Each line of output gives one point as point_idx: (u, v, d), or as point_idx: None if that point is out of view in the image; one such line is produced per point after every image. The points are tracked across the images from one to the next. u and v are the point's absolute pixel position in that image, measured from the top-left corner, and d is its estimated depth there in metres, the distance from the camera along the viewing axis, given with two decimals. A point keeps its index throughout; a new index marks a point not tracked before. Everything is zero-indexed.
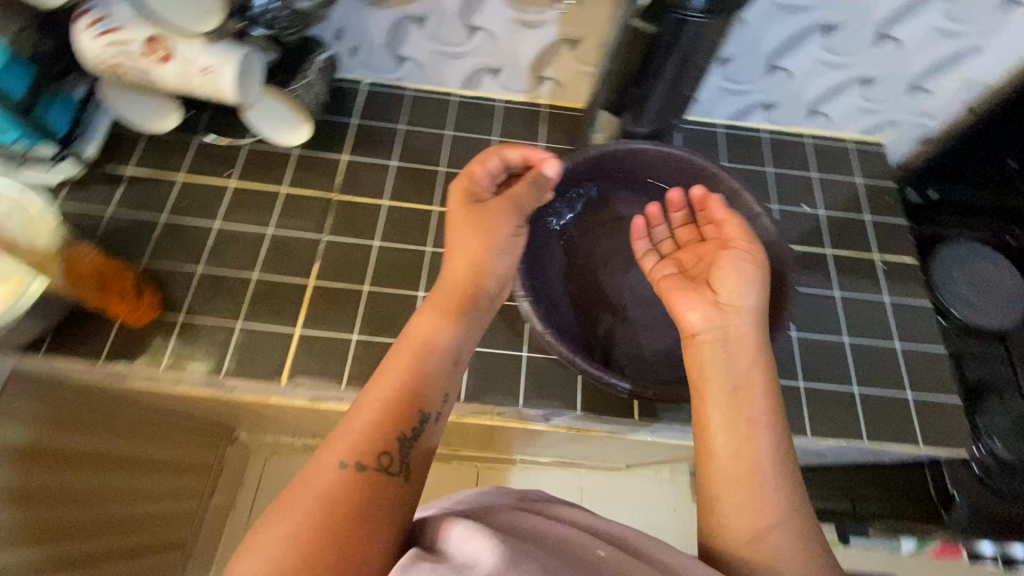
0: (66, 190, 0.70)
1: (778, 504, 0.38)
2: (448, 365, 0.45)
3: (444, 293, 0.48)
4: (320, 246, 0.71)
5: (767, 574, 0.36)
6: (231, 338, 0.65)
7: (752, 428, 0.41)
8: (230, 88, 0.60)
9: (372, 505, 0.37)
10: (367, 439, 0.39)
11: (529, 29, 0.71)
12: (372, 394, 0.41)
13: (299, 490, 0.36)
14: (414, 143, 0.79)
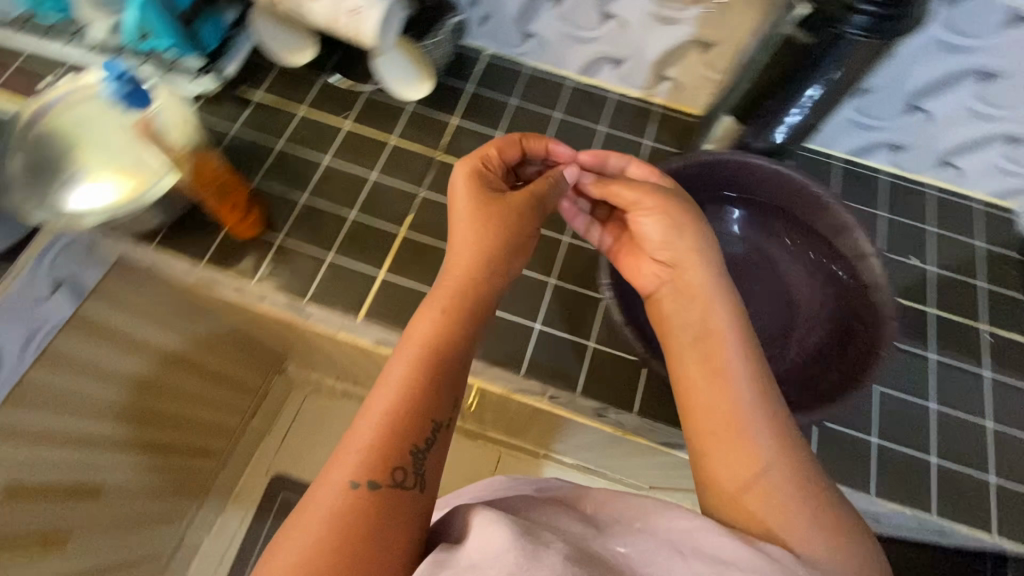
0: (201, 102, 0.75)
1: (767, 447, 0.43)
2: (456, 372, 0.46)
3: (455, 283, 0.50)
4: (416, 200, 0.73)
5: (756, 517, 0.41)
6: (319, 268, 0.68)
7: (723, 376, 0.46)
8: (372, 31, 0.61)
9: (381, 519, 0.39)
10: (375, 456, 0.41)
11: (663, 25, 0.70)
12: (374, 404, 0.43)
13: (308, 513, 0.39)
14: (522, 119, 0.80)
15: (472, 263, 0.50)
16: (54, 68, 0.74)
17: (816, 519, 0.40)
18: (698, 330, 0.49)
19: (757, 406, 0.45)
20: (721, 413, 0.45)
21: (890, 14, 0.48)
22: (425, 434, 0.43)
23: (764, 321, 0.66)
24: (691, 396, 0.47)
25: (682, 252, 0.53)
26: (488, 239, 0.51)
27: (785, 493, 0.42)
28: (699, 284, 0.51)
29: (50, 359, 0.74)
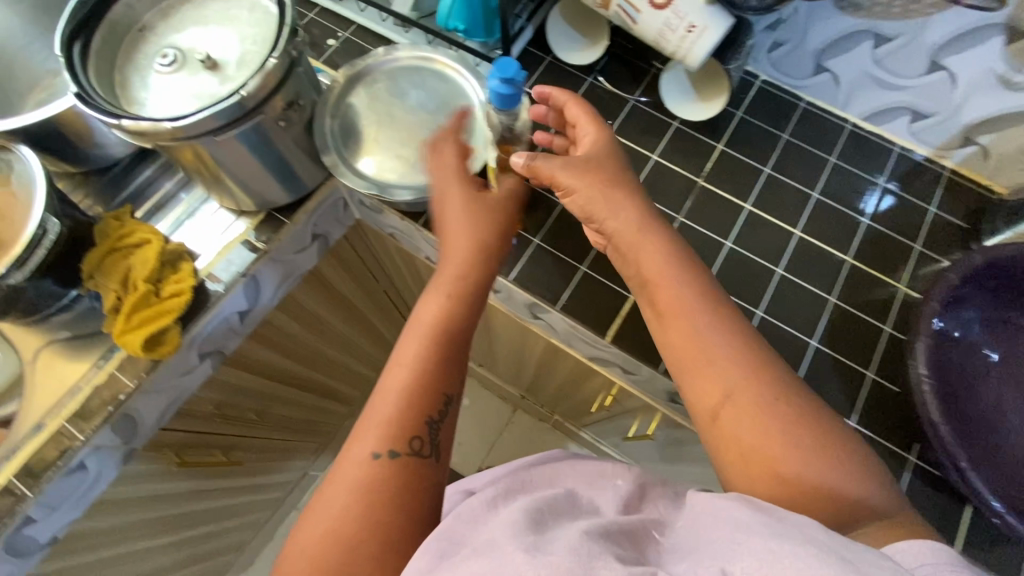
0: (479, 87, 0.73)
1: (737, 381, 0.46)
2: (455, 338, 0.53)
3: (462, 259, 0.56)
4: (674, 224, 0.70)
5: (759, 453, 0.44)
6: (572, 277, 0.68)
7: (683, 320, 0.48)
8: (703, 53, 0.59)
9: (397, 478, 0.46)
10: (392, 428, 0.48)
11: (1004, 88, 0.63)
12: (385, 389, 0.51)
13: (339, 487, 0.46)
14: (792, 156, 0.74)
15: (473, 247, 0.56)
16: (345, 29, 0.76)
17: (806, 449, 0.43)
18: (651, 273, 0.51)
19: (717, 347, 0.47)
20: (682, 351, 0.48)
21: None
22: (435, 404, 0.51)
23: None
24: (664, 347, 0.50)
25: (599, 216, 0.54)
26: (482, 225, 0.57)
27: (764, 419, 0.44)
28: (634, 223, 0.53)
29: (287, 304, 0.80)
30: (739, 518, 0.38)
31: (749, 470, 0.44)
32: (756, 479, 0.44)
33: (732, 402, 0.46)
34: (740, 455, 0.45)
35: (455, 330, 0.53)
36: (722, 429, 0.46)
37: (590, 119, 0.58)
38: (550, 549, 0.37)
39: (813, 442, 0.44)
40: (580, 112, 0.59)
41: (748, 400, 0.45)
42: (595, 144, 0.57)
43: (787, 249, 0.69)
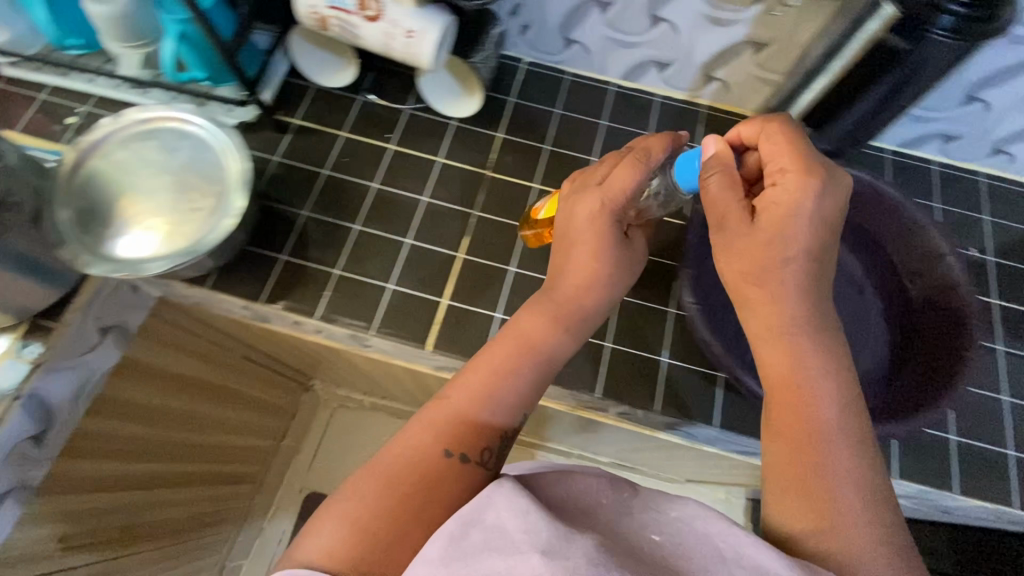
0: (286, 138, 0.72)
1: (847, 462, 0.41)
2: (543, 367, 0.51)
3: (569, 279, 0.53)
4: (471, 220, 0.71)
5: (829, 504, 0.40)
6: (379, 299, 0.66)
7: (809, 373, 0.45)
8: (431, 56, 0.59)
9: (456, 491, 0.44)
10: (473, 435, 0.46)
11: (715, 27, 0.68)
12: (469, 384, 0.48)
13: (396, 461, 0.45)
14: (568, 128, 0.78)
15: (587, 279, 0.53)
16: (83, 104, 0.71)
17: (876, 540, 0.39)
18: (766, 325, 0.47)
19: (829, 390, 0.44)
20: (790, 397, 0.44)
21: (979, 14, 0.48)
22: (513, 422, 0.49)
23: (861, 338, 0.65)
24: (775, 391, 0.46)
25: (743, 289, 0.48)
26: (605, 270, 0.53)
27: (863, 505, 0.40)
28: (785, 316, 0.46)
29: None
30: (761, 562, 0.36)
31: (788, 478, 0.42)
32: (795, 508, 0.41)
33: (820, 427, 0.43)
34: (792, 472, 0.42)
35: (550, 358, 0.51)
36: (788, 433, 0.43)
37: (795, 163, 0.47)
38: (568, 550, 0.34)
39: (862, 493, 0.41)
40: (777, 149, 0.48)
41: (835, 432, 0.43)
42: (781, 196, 0.46)
43: None
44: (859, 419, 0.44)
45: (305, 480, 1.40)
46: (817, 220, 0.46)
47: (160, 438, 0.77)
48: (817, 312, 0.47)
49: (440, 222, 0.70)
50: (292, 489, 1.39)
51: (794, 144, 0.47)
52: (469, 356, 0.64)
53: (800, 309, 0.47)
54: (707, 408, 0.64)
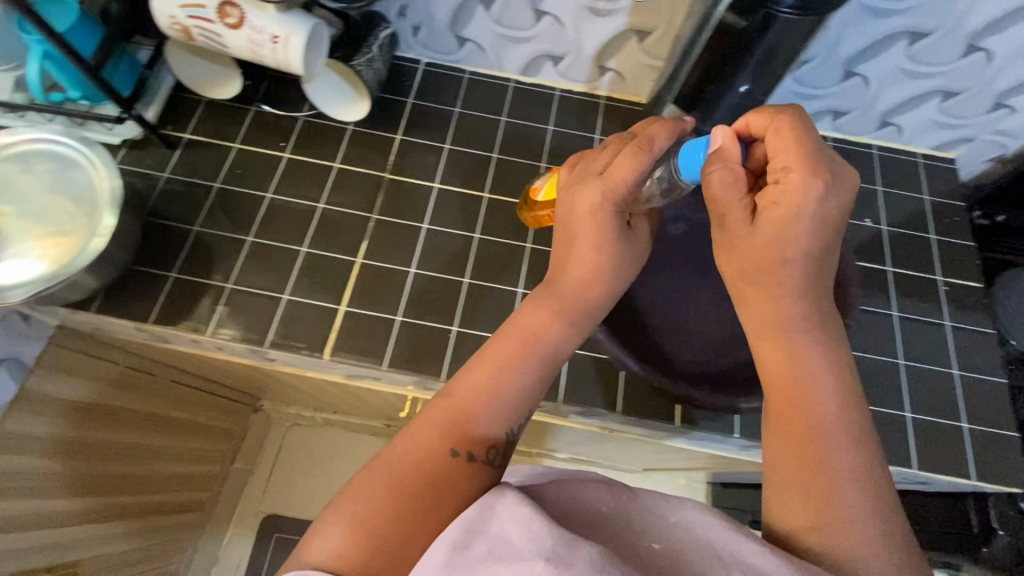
0: (176, 153, 0.72)
1: (844, 454, 0.40)
2: (549, 361, 0.48)
3: (575, 266, 0.51)
4: (369, 224, 0.70)
5: (822, 494, 0.39)
6: (276, 310, 0.66)
7: (809, 364, 0.43)
8: (300, 60, 0.58)
9: (458, 492, 0.41)
10: (477, 432, 0.44)
11: (597, 17, 0.69)
12: (471, 381, 0.46)
13: (399, 460, 0.42)
14: (468, 126, 0.78)
15: (593, 265, 0.51)
16: None
17: (877, 534, 0.37)
18: (767, 322, 0.45)
19: (831, 385, 0.43)
20: (786, 388, 0.43)
21: None
22: (518, 419, 0.46)
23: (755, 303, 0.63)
24: (772, 383, 0.44)
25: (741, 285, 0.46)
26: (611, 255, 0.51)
27: (861, 499, 0.38)
28: (780, 310, 0.45)
29: None
30: (757, 565, 0.34)
31: (791, 470, 0.40)
32: (795, 506, 0.39)
33: (823, 420, 0.41)
34: (795, 466, 0.40)
35: (555, 352, 0.49)
36: (794, 424, 0.41)
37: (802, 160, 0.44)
38: (575, 559, 0.31)
39: (863, 489, 0.39)
40: (787, 146, 0.45)
41: (836, 427, 0.41)
42: (787, 198, 0.44)
43: (482, 211, 0.73)
44: (861, 415, 0.42)
45: (261, 504, 1.32)
46: (818, 221, 0.43)
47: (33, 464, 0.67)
48: (823, 309, 0.45)
49: (336, 228, 0.70)
50: (248, 513, 1.31)
51: (802, 139, 0.45)
52: (370, 360, 0.64)
53: (802, 307, 0.45)
54: (610, 393, 0.65)
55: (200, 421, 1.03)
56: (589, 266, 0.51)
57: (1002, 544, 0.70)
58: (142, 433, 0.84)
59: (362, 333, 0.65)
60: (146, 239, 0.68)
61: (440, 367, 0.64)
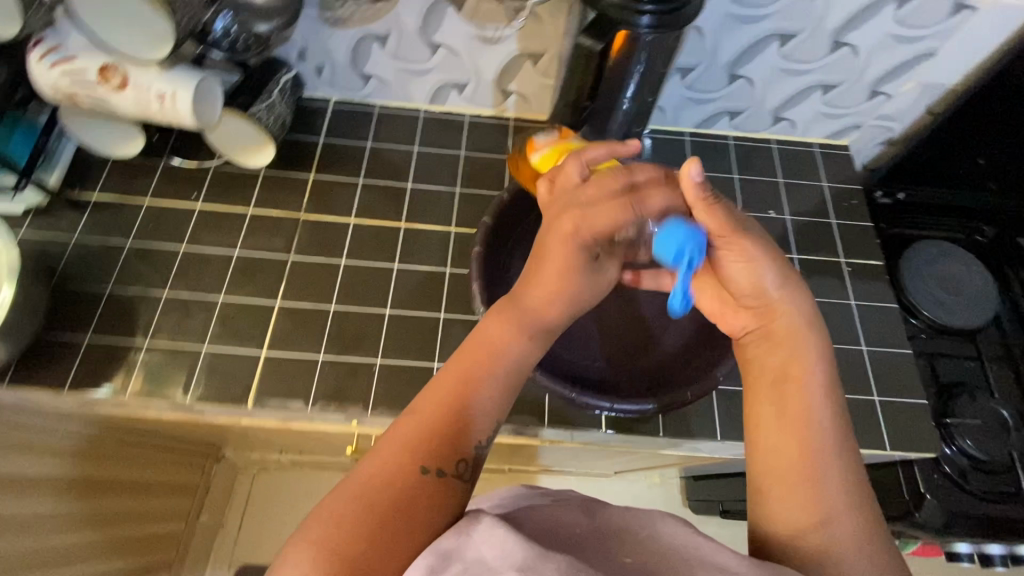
0: (86, 214, 0.72)
1: (838, 455, 0.44)
2: (513, 376, 0.47)
3: (542, 285, 0.48)
4: (287, 266, 0.71)
5: (820, 487, 0.42)
6: (197, 363, 0.66)
7: (809, 368, 0.47)
8: (190, 115, 0.59)
9: (431, 510, 0.40)
10: (444, 447, 0.43)
11: (488, 45, 0.72)
12: (441, 397, 0.44)
13: (372, 479, 0.41)
14: (380, 159, 0.80)
15: (558, 288, 0.48)
16: None
17: (860, 532, 0.41)
18: (788, 330, 0.48)
19: (828, 393, 0.46)
20: (791, 387, 0.46)
21: (668, 8, 0.51)
22: (486, 430, 0.45)
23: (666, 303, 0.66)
24: (783, 378, 0.47)
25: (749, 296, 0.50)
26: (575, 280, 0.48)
27: (849, 496, 0.42)
28: (789, 322, 0.49)
29: None
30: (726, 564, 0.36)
31: (796, 467, 0.43)
32: (797, 494, 0.42)
33: (821, 424, 0.45)
34: (799, 466, 0.43)
35: (518, 367, 0.47)
36: (798, 426, 0.45)
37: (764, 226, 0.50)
38: (543, 564, 0.32)
39: (850, 488, 0.43)
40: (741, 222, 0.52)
41: (832, 431, 0.44)
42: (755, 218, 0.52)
43: (399, 242, 0.74)
44: (846, 422, 0.46)
45: (234, 557, 1.28)
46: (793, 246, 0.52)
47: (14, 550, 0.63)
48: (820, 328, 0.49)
49: (255, 274, 0.71)
50: (220, 569, 1.27)
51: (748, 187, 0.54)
52: (296, 403, 0.64)
53: (806, 321, 0.49)
54: (536, 406, 0.67)
55: (163, 480, 1.00)
56: (555, 287, 0.48)
57: (932, 509, 0.73)
58: (105, 498, 0.81)
59: (288, 375, 0.65)
60: (55, 302, 0.67)
61: (367, 401, 0.64)
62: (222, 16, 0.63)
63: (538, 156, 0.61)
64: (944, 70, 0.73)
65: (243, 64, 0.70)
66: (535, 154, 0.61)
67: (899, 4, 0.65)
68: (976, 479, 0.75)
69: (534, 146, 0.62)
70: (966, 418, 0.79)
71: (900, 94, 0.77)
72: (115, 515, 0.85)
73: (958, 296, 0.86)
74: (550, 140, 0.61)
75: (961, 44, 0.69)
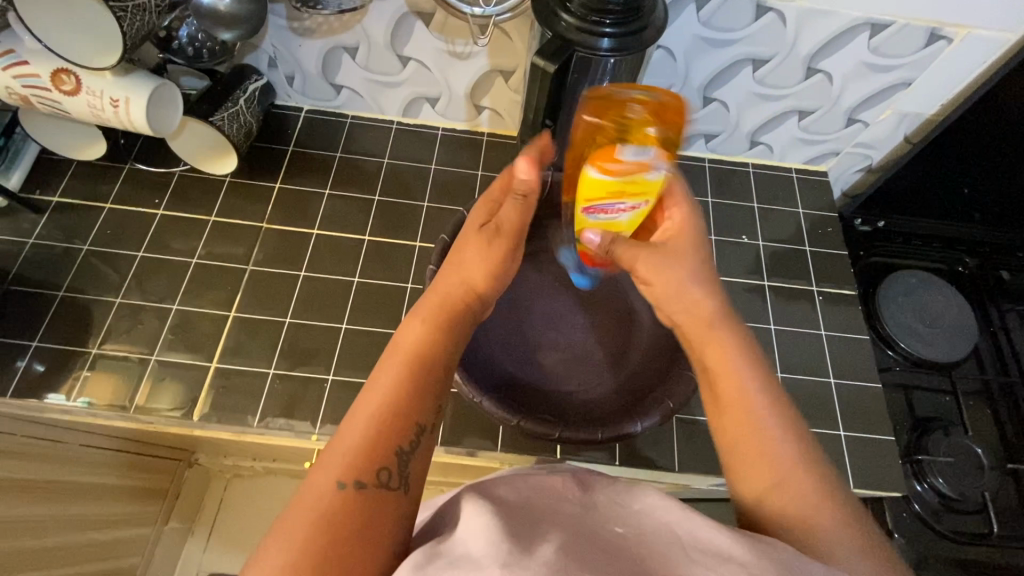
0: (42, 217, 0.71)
1: (773, 420, 0.42)
2: (440, 375, 0.43)
3: (451, 279, 0.50)
4: (245, 276, 0.70)
5: (774, 464, 0.40)
6: (145, 371, 0.64)
7: (724, 343, 0.46)
8: (143, 120, 0.59)
9: (359, 532, 0.34)
10: (363, 457, 0.37)
11: (459, 60, 0.71)
12: (361, 411, 0.39)
13: (290, 522, 0.34)
14: (349, 170, 0.79)
15: (471, 272, 0.51)
16: None
17: (826, 496, 0.38)
18: (694, 324, 0.48)
19: (754, 365, 0.45)
20: (718, 368, 0.45)
21: (629, 31, 0.50)
22: (410, 433, 0.39)
23: (628, 325, 0.63)
24: (712, 363, 0.46)
25: (670, 297, 0.50)
26: (478, 269, 0.51)
27: (800, 460, 0.40)
28: (706, 299, 0.49)
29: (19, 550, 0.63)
30: (720, 547, 0.29)
31: (737, 449, 0.41)
32: (755, 476, 0.40)
33: (753, 399, 0.43)
34: (745, 442, 0.41)
35: (442, 362, 0.44)
36: (736, 409, 0.42)
37: (673, 250, 0.51)
38: (530, 559, 0.27)
39: (798, 448, 0.41)
40: (672, 224, 0.53)
41: (768, 405, 0.42)
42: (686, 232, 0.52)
43: (362, 255, 0.73)
44: (778, 381, 0.45)
45: None
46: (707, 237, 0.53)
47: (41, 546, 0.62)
48: (726, 300, 0.49)
49: (212, 281, 0.70)
50: None
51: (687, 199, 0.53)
52: (243, 418, 0.63)
53: (714, 296, 0.49)
54: (489, 429, 0.65)
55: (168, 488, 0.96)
56: (469, 277, 0.51)
57: (901, 550, 0.71)
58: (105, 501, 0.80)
59: (239, 389, 0.64)
60: (4, 305, 0.66)
61: (317, 417, 0.63)
62: (188, 22, 0.64)
63: (602, 174, 0.46)
64: (922, 100, 0.71)
65: (212, 71, 0.70)
66: (602, 168, 0.46)
67: (872, 33, 0.64)
68: (945, 518, 0.73)
69: (614, 154, 0.45)
70: (938, 455, 0.76)
71: (877, 122, 0.75)
72: (113, 520, 0.84)
73: (935, 328, 0.83)
74: (631, 164, 0.46)
75: (938, 75, 0.68)
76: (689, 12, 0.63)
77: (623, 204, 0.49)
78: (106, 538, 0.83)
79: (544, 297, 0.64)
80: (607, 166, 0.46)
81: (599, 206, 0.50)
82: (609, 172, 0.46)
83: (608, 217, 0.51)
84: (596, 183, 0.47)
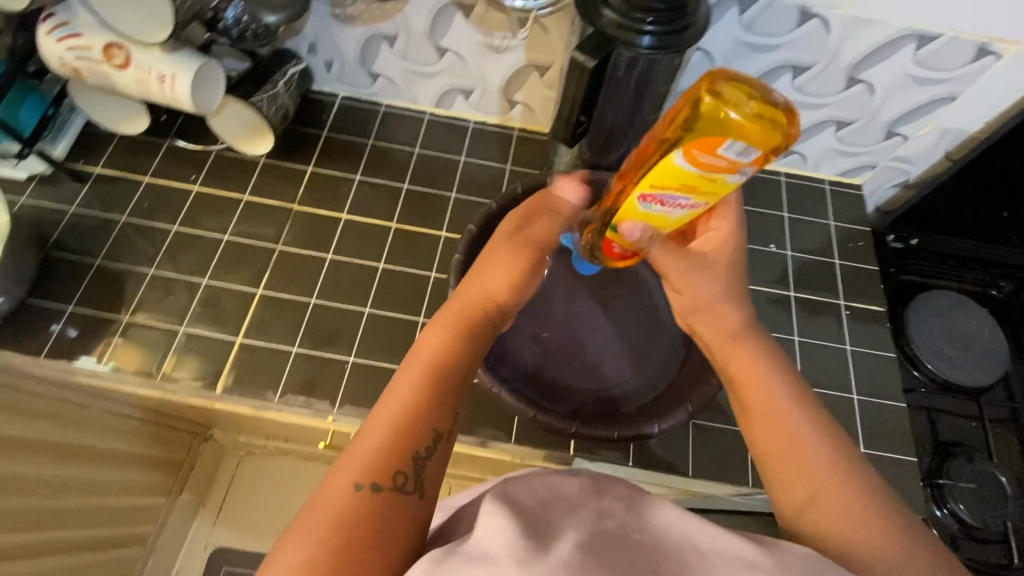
0: (84, 186, 0.74)
1: (807, 429, 0.42)
2: (460, 380, 0.44)
3: (472, 286, 0.51)
4: (274, 255, 0.72)
5: (807, 480, 0.40)
6: (173, 341, 0.66)
7: (750, 356, 0.47)
8: (186, 97, 0.60)
9: (374, 533, 0.35)
10: (379, 460, 0.38)
11: (496, 54, 0.71)
12: (380, 413, 0.40)
13: (309, 516, 0.35)
14: (380, 158, 0.79)
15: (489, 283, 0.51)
16: None
17: (863, 503, 0.38)
18: (719, 342, 0.48)
19: (780, 375, 0.45)
20: (745, 384, 0.45)
21: (671, 29, 0.50)
22: (427, 438, 0.40)
23: (651, 329, 0.63)
24: (742, 380, 0.46)
25: (696, 318, 0.50)
26: (499, 281, 0.51)
27: (838, 470, 0.40)
28: (736, 317, 0.48)
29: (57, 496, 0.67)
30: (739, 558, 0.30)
31: (776, 462, 0.42)
32: (789, 487, 0.41)
33: (784, 415, 0.43)
34: (779, 455, 0.42)
35: (461, 368, 0.44)
36: (767, 420, 0.43)
37: (712, 264, 0.49)
38: (547, 559, 0.28)
39: (833, 454, 0.41)
40: (718, 237, 0.49)
41: (800, 417, 0.43)
42: (726, 245, 0.49)
43: (388, 242, 0.74)
44: (807, 388, 0.45)
45: None
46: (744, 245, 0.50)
47: (56, 507, 0.63)
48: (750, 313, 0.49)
49: (242, 258, 0.71)
50: None
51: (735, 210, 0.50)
52: (263, 393, 0.64)
53: (740, 308, 0.49)
54: (504, 422, 0.65)
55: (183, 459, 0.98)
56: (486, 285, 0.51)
57: None
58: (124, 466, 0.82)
59: (261, 364, 0.65)
60: (42, 269, 0.69)
61: (335, 397, 0.64)
62: (233, 4, 0.64)
63: (689, 162, 0.40)
64: (968, 117, 0.70)
65: (255, 53, 0.71)
66: (693, 157, 0.40)
67: (919, 44, 0.63)
68: (963, 545, 0.73)
69: (713, 148, 0.38)
70: (960, 481, 0.75)
71: (917, 136, 0.73)
72: (130, 485, 0.86)
73: (966, 350, 0.81)
74: (724, 161, 0.39)
75: (985, 91, 0.66)
76: (730, 15, 0.63)
77: (688, 200, 0.44)
78: (120, 504, 0.85)
79: (568, 295, 0.63)
80: (697, 156, 0.39)
81: (658, 197, 0.44)
82: (695, 165, 0.40)
83: (663, 211, 0.46)
84: (676, 172, 0.41)
